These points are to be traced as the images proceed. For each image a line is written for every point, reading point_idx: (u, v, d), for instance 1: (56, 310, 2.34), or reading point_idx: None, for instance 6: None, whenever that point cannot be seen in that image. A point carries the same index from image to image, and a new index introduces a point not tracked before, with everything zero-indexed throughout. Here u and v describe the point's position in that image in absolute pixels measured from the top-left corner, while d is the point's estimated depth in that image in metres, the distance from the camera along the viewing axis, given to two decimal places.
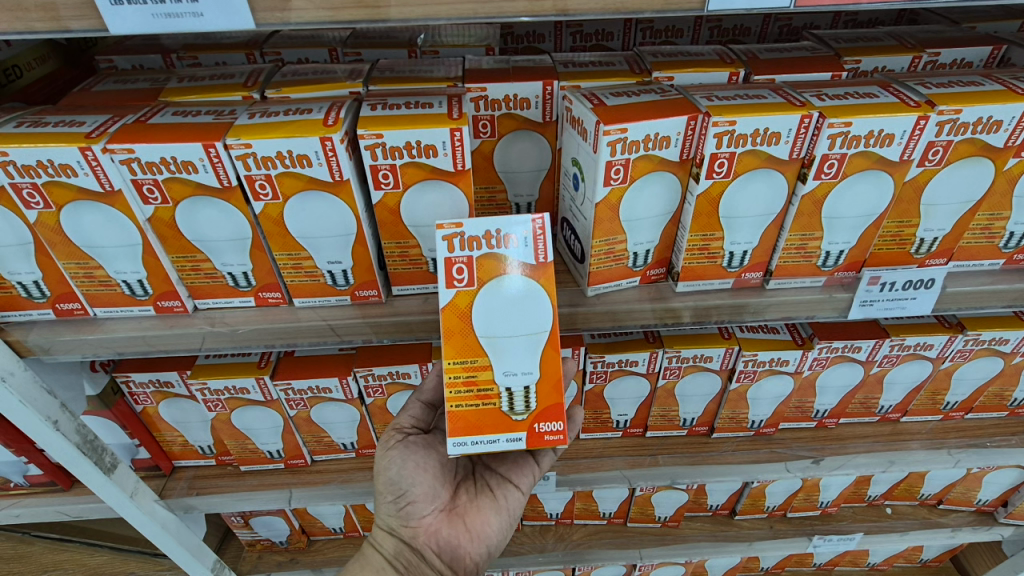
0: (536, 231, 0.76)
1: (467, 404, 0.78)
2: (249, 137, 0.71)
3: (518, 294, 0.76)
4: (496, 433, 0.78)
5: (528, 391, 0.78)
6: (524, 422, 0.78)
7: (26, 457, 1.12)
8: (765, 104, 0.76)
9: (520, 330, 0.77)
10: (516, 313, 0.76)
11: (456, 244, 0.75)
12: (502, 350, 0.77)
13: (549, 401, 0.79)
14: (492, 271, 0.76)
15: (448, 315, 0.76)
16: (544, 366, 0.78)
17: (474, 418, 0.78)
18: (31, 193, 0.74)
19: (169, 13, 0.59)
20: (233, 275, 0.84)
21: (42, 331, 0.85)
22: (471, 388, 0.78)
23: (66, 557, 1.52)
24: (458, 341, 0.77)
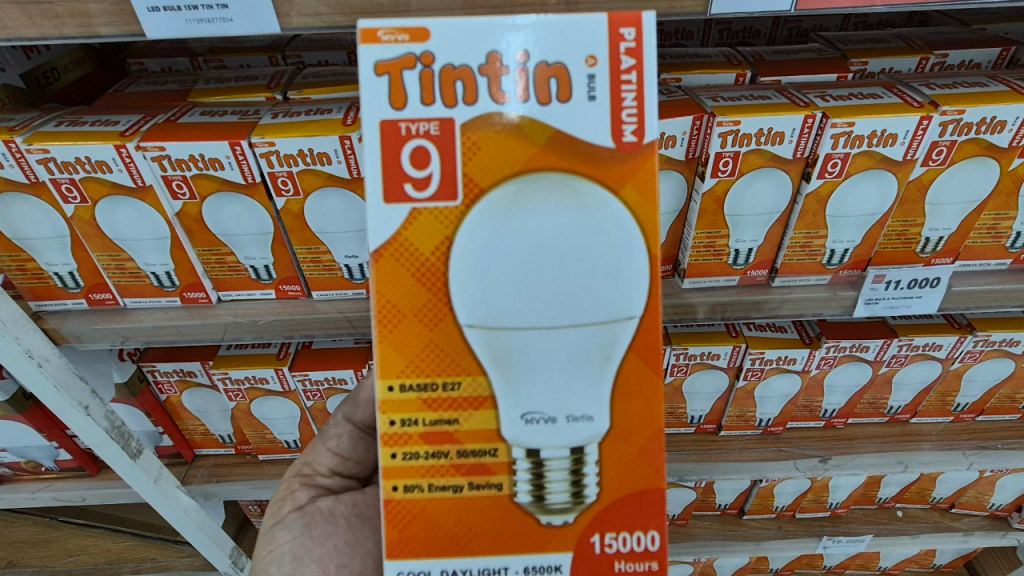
0: (614, 75, 0.60)
1: (443, 488, 0.65)
2: (272, 136, 0.75)
3: (525, 263, 0.60)
4: (506, 559, 0.65)
5: (580, 464, 0.64)
6: (575, 527, 0.65)
7: (57, 442, 1.18)
8: (769, 104, 0.78)
9: (534, 321, 0.61)
10: (526, 294, 0.61)
11: (435, 89, 0.59)
12: (514, 367, 0.63)
13: (611, 496, 0.65)
14: (488, 136, 0.60)
15: (393, 259, 0.61)
16: (615, 404, 0.64)
17: (466, 505, 0.65)
18: (69, 188, 0.78)
19: (202, 19, 0.63)
20: (255, 268, 0.88)
21: (76, 320, 0.90)
22: (444, 456, 0.64)
23: (91, 542, 1.58)
24: (432, 351, 0.63)
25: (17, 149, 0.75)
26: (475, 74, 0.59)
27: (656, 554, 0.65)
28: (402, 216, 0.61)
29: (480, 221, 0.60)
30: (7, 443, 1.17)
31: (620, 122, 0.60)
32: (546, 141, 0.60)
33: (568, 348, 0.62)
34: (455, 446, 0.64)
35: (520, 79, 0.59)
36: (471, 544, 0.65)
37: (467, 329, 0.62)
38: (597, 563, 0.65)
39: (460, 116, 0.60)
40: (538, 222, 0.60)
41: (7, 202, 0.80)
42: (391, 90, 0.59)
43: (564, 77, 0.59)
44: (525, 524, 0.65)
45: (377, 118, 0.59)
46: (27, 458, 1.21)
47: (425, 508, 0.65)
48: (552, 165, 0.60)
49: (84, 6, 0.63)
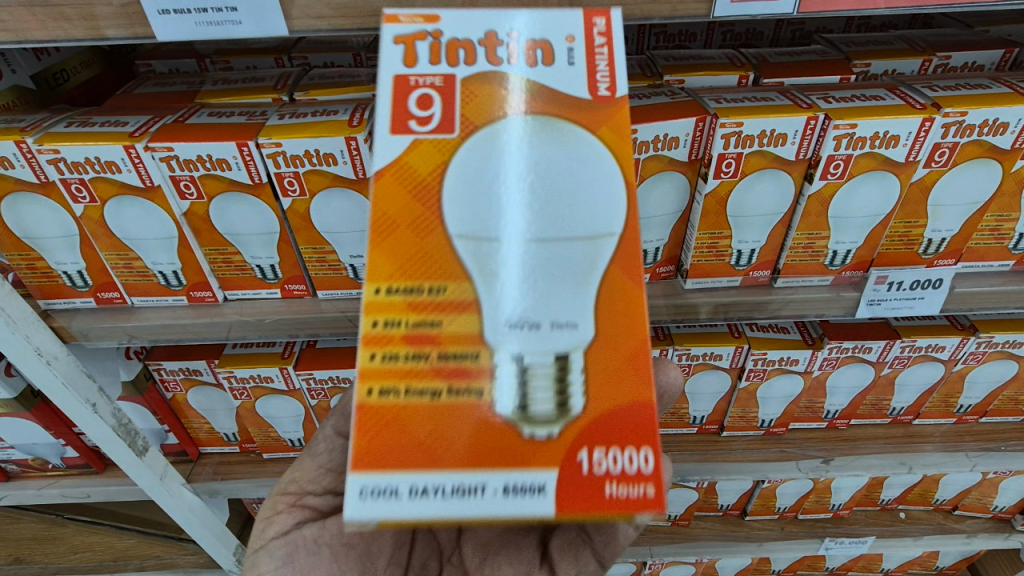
0: (589, 41, 0.64)
1: (423, 395, 0.58)
2: (280, 137, 0.76)
3: (514, 189, 0.61)
4: (489, 477, 0.56)
5: (565, 379, 0.59)
6: (561, 446, 0.57)
7: (64, 440, 1.19)
8: (772, 106, 0.78)
9: (526, 229, 0.60)
10: (518, 204, 0.61)
11: (436, 54, 0.63)
12: (501, 274, 0.60)
13: (601, 407, 0.59)
14: (486, 92, 0.62)
15: (392, 180, 0.61)
16: (600, 311, 0.60)
17: (446, 419, 0.58)
18: (79, 187, 0.79)
19: (212, 22, 0.64)
20: (261, 267, 0.89)
21: (84, 318, 0.91)
22: (427, 361, 0.59)
23: (96, 540, 1.59)
24: (418, 255, 0.60)
25: (28, 149, 0.76)
26: (475, 45, 0.63)
27: (651, 473, 0.56)
28: (402, 148, 0.62)
29: (476, 153, 0.61)
30: (15, 440, 1.18)
31: (596, 83, 0.63)
32: (535, 91, 0.63)
33: (556, 259, 0.60)
34: (436, 347, 0.59)
35: (512, 48, 0.63)
36: (447, 461, 0.57)
37: (456, 240, 0.60)
38: (585, 488, 0.56)
39: (461, 73, 0.63)
40: (529, 154, 0.61)
41: (17, 202, 0.81)
42: (404, 53, 0.63)
43: (547, 48, 0.64)
44: (506, 437, 0.57)
45: (391, 72, 0.63)
46: (35, 455, 1.22)
47: (403, 427, 0.58)
48: (540, 110, 0.62)
49: (91, 9, 0.64)
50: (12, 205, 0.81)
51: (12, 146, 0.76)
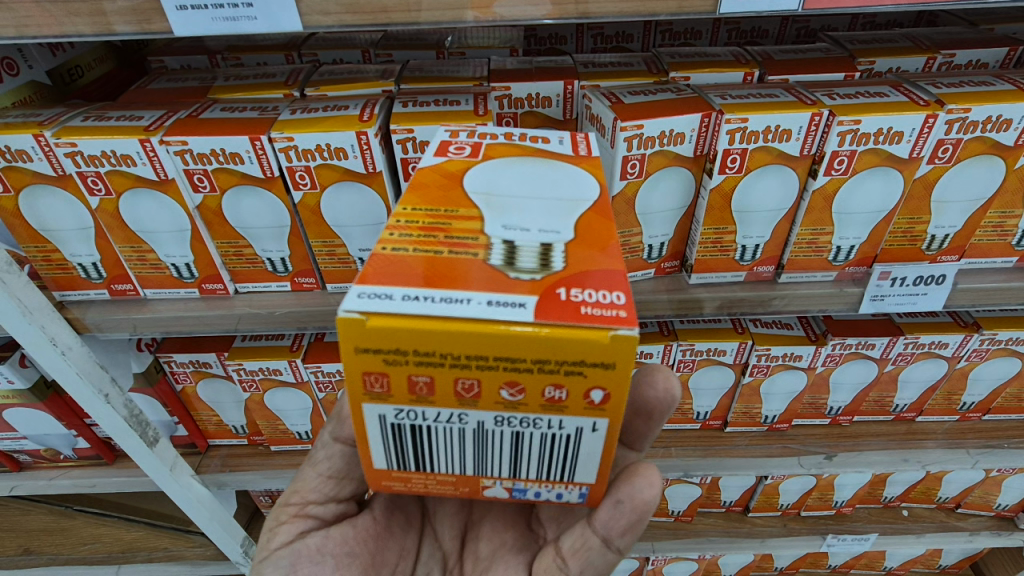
0: (575, 138, 0.73)
1: (425, 250, 0.54)
2: (291, 131, 0.77)
3: (519, 178, 0.64)
4: (475, 293, 0.50)
5: (548, 250, 0.55)
6: (543, 284, 0.52)
7: (76, 431, 1.21)
8: (777, 102, 0.79)
9: (525, 192, 0.62)
10: (522, 182, 0.63)
11: (461, 134, 0.72)
12: (501, 205, 0.60)
13: (582, 261, 0.54)
14: (496, 151, 0.69)
15: (429, 172, 0.65)
16: (583, 226, 0.58)
17: (441, 263, 0.53)
18: (95, 180, 0.81)
19: (228, 17, 0.66)
20: (271, 260, 0.90)
21: (98, 310, 0.93)
22: (435, 233, 0.56)
23: (105, 531, 1.60)
24: (435, 194, 0.62)
25: (46, 142, 0.78)
26: (495, 134, 0.73)
27: (622, 305, 0.50)
28: (435, 163, 0.66)
29: (492, 165, 0.66)
30: (27, 431, 1.20)
31: (580, 149, 0.71)
32: (536, 150, 0.69)
33: (548, 207, 0.60)
34: (444, 232, 0.57)
35: (523, 138, 0.73)
36: (431, 279, 0.51)
37: (471, 194, 0.61)
38: (565, 309, 0.49)
39: (488, 142, 0.70)
40: (526, 169, 0.65)
41: (35, 195, 0.83)
42: (448, 133, 0.72)
43: (548, 139, 0.73)
44: (490, 276, 0.52)
45: (438, 138, 0.70)
46: (47, 445, 1.24)
47: (409, 262, 0.53)
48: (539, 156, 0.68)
49: (101, 4, 0.65)
50: (30, 198, 0.83)
51: (30, 139, 0.77)
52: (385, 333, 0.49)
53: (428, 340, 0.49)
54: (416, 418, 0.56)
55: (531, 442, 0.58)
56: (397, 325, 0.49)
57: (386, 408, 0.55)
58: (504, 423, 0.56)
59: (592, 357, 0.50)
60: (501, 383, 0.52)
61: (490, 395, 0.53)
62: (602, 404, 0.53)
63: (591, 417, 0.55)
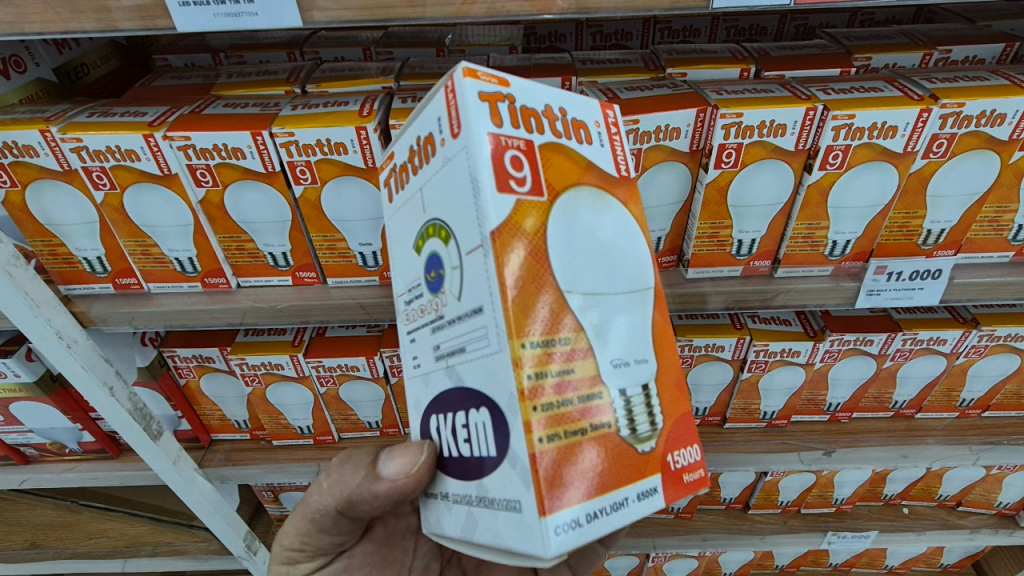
0: (610, 124, 0.63)
1: (567, 435, 0.51)
2: (292, 126, 0.78)
3: (597, 239, 0.57)
4: (625, 491, 0.53)
5: (650, 395, 0.57)
6: (659, 455, 0.57)
7: (81, 425, 1.23)
8: (772, 97, 0.80)
9: (617, 281, 0.57)
10: (607, 256, 0.56)
11: (507, 118, 0.54)
12: (608, 317, 0.55)
13: (673, 414, 0.60)
14: (553, 164, 0.55)
15: (505, 238, 0.51)
16: (664, 347, 0.60)
17: (589, 455, 0.52)
18: (100, 175, 0.82)
19: (229, 13, 0.66)
20: (273, 255, 0.92)
21: (103, 304, 0.94)
22: (567, 398, 0.52)
23: (109, 526, 1.62)
24: (533, 295, 0.51)
25: (52, 138, 0.79)
26: (539, 116, 0.57)
27: (703, 461, 0.60)
28: (507, 210, 0.51)
29: (567, 210, 0.55)
30: (33, 424, 1.22)
31: (620, 164, 0.62)
32: (585, 167, 0.58)
33: (639, 313, 0.58)
34: (572, 391, 0.52)
35: (566, 125, 0.58)
36: (588, 484, 0.51)
37: (572, 295, 0.53)
38: (679, 483, 0.57)
39: (538, 140, 0.55)
40: (594, 216, 0.57)
41: (42, 190, 0.84)
42: (489, 111, 0.53)
43: (587, 128, 0.60)
44: (625, 462, 0.54)
45: (483, 130, 0.51)
46: (53, 439, 1.26)
47: (564, 462, 0.51)
48: (598, 186, 0.58)
49: (105, 2, 0.66)
50: (36, 192, 0.84)
51: (37, 135, 0.79)
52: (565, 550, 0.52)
53: None
54: None
55: None
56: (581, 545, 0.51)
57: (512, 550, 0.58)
58: None
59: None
60: None
61: None
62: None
63: None
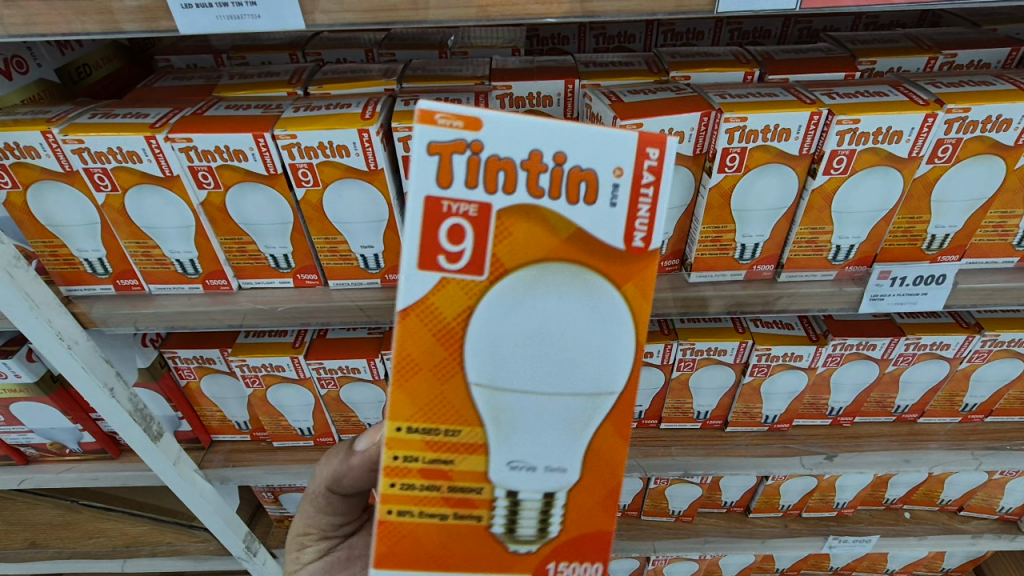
0: (640, 174, 0.54)
1: (428, 513, 0.65)
2: (295, 128, 0.78)
3: (534, 340, 0.58)
4: (474, 573, 0.67)
5: (545, 503, 0.65)
6: (533, 555, 0.67)
7: (81, 425, 1.22)
8: (776, 101, 0.80)
9: (542, 386, 0.60)
10: (536, 359, 0.59)
11: (464, 173, 0.53)
12: (513, 421, 0.61)
13: (574, 531, 0.67)
14: (511, 231, 0.55)
15: (412, 320, 0.58)
16: (588, 461, 0.64)
17: (448, 534, 0.66)
18: (101, 177, 0.82)
19: (231, 15, 0.66)
20: (274, 257, 0.91)
21: (104, 305, 0.94)
22: (436, 487, 0.64)
23: (109, 525, 1.61)
24: (428, 382, 0.60)
25: (54, 139, 0.79)
26: (518, 168, 0.53)
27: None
28: (432, 288, 0.57)
29: (507, 297, 0.57)
30: (33, 424, 1.22)
31: (634, 230, 0.56)
32: (565, 237, 0.56)
33: (563, 421, 0.61)
34: (447, 482, 0.64)
35: (556, 178, 0.54)
36: (435, 558, 0.66)
37: (476, 390, 0.60)
38: None
39: (499, 203, 0.54)
40: (546, 313, 0.58)
41: (43, 191, 0.84)
42: (438, 169, 0.53)
43: (594, 182, 0.54)
44: (487, 550, 0.66)
45: (422, 193, 0.53)
46: (53, 439, 1.25)
47: (415, 533, 0.65)
48: (565, 265, 0.57)
49: (108, 3, 0.66)
50: (37, 193, 0.84)
51: (39, 135, 0.79)
52: None
53: None
54: None
55: None
56: None
57: None
58: None
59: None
60: None
61: None
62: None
63: None
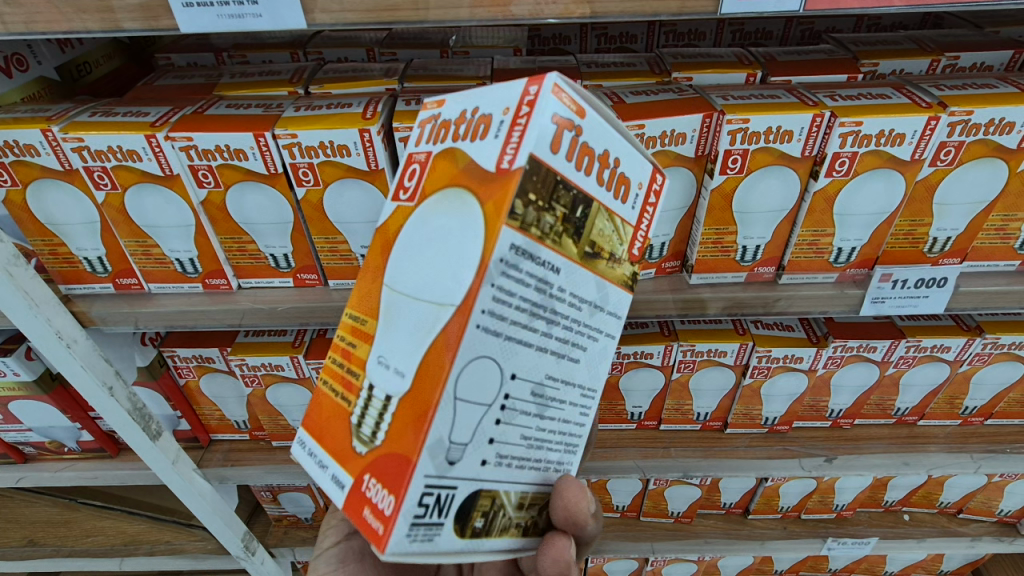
0: (518, 111, 0.52)
1: (332, 390, 0.62)
2: (295, 128, 0.78)
3: (423, 239, 0.55)
4: (332, 461, 0.59)
5: (385, 409, 0.54)
6: (364, 464, 0.55)
7: (80, 424, 1.22)
8: (778, 103, 0.79)
9: (413, 282, 0.54)
10: (420, 257, 0.55)
11: (426, 135, 0.61)
12: (393, 316, 0.56)
13: (397, 449, 0.52)
14: (441, 172, 0.56)
15: (379, 236, 0.62)
16: (425, 374, 0.51)
17: (333, 415, 0.60)
18: (101, 175, 0.82)
19: (233, 14, 0.66)
20: (275, 256, 0.91)
21: (104, 303, 0.93)
22: (344, 366, 0.61)
23: (109, 524, 1.60)
24: (365, 282, 0.62)
25: (54, 137, 0.79)
26: (453, 123, 0.58)
27: (387, 518, 0.51)
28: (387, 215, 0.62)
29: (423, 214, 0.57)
30: (32, 423, 1.22)
31: (504, 154, 0.51)
32: (461, 167, 0.55)
33: (418, 324, 0.53)
34: (348, 363, 0.60)
35: (472, 125, 0.56)
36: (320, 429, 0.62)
37: (382, 289, 0.58)
38: (362, 506, 0.54)
39: (437, 149, 0.58)
40: (437, 219, 0.54)
41: (43, 189, 0.84)
42: (419, 133, 0.62)
43: (490, 122, 0.54)
44: (345, 443, 0.58)
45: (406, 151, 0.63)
46: (52, 438, 1.25)
47: (322, 405, 0.63)
48: (458, 188, 0.54)
49: (109, 1, 0.66)
50: (37, 191, 0.84)
51: (39, 134, 0.78)
52: None
53: None
54: None
55: None
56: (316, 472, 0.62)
57: None
58: None
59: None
60: None
61: None
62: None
63: None
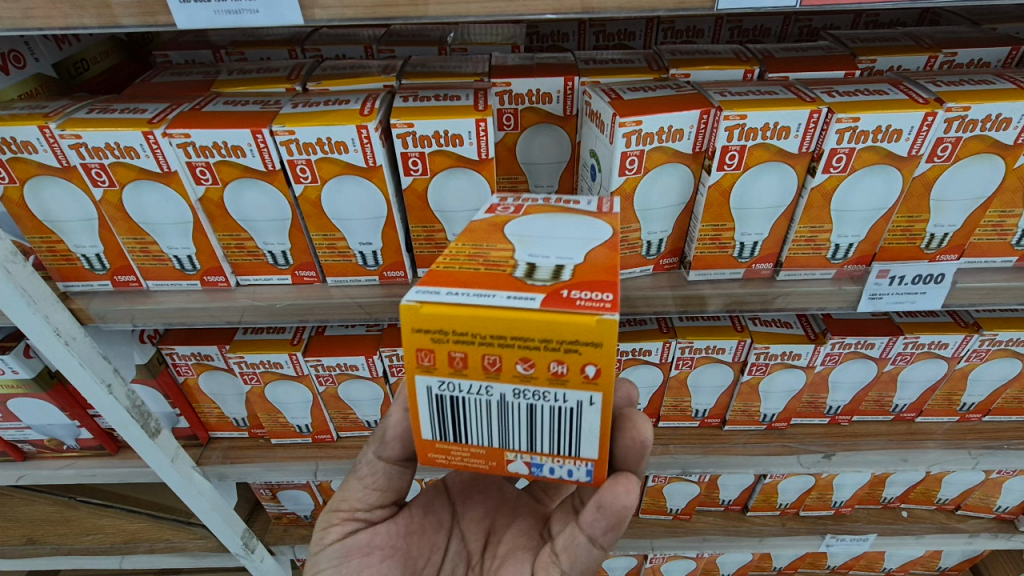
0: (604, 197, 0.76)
1: (466, 267, 0.59)
2: (293, 125, 0.78)
3: (541, 223, 0.67)
4: (495, 291, 0.55)
5: (561, 269, 0.59)
6: (553, 288, 0.56)
7: (79, 422, 1.22)
8: (775, 99, 0.80)
9: (550, 233, 0.65)
10: (549, 226, 0.67)
11: (506, 200, 0.76)
12: (534, 242, 0.64)
13: (588, 280, 0.57)
14: (537, 213, 0.71)
15: (480, 224, 0.68)
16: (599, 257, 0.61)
17: (478, 276, 0.57)
18: (99, 172, 0.82)
19: (230, 10, 0.66)
20: (273, 253, 0.91)
21: (101, 300, 0.93)
22: (477, 259, 0.61)
23: (108, 522, 1.61)
24: (479, 235, 0.66)
25: (51, 134, 0.79)
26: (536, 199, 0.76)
27: (613, 299, 0.54)
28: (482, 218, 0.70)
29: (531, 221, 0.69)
30: (31, 421, 1.22)
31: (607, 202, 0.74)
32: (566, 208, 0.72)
33: (574, 243, 0.63)
34: (482, 259, 0.61)
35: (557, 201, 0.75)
36: (455, 281, 0.57)
37: (509, 236, 0.65)
38: (566, 303, 0.53)
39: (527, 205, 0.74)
40: (552, 221, 0.68)
41: (41, 185, 0.83)
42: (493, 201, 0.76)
43: (580, 199, 0.75)
44: (509, 280, 0.57)
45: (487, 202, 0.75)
46: (51, 435, 1.25)
47: (450, 273, 0.58)
48: (563, 217, 0.70)
49: None
50: (35, 188, 0.84)
51: (35, 131, 0.78)
52: (437, 318, 0.55)
53: (469, 323, 0.54)
54: (456, 391, 0.60)
55: (543, 417, 0.60)
56: (450, 312, 0.54)
57: (432, 379, 0.59)
58: (521, 396, 0.59)
59: (585, 335, 0.53)
60: (516, 361, 0.56)
61: (509, 368, 0.57)
62: (596, 379, 0.56)
63: (588, 393, 0.57)
